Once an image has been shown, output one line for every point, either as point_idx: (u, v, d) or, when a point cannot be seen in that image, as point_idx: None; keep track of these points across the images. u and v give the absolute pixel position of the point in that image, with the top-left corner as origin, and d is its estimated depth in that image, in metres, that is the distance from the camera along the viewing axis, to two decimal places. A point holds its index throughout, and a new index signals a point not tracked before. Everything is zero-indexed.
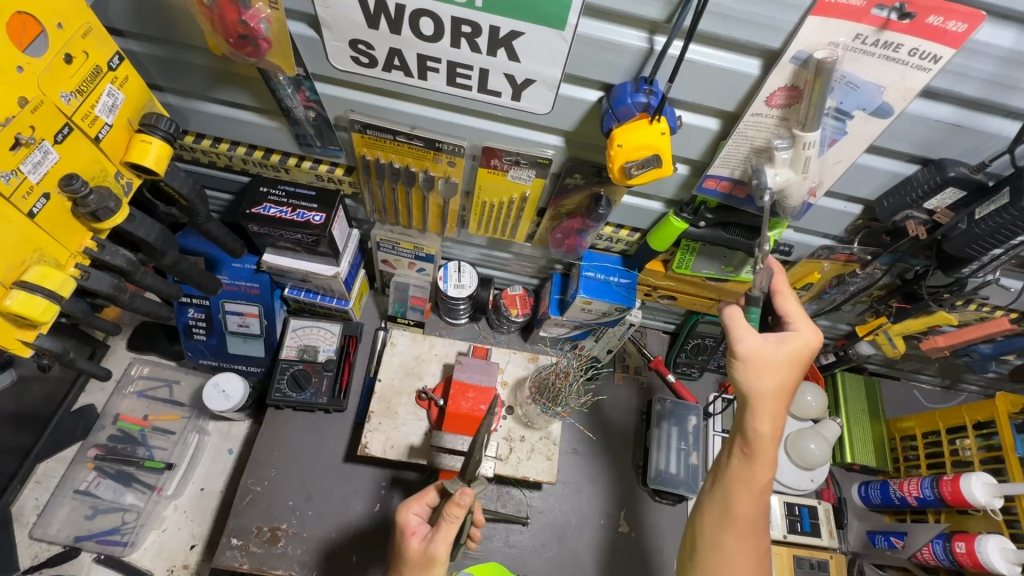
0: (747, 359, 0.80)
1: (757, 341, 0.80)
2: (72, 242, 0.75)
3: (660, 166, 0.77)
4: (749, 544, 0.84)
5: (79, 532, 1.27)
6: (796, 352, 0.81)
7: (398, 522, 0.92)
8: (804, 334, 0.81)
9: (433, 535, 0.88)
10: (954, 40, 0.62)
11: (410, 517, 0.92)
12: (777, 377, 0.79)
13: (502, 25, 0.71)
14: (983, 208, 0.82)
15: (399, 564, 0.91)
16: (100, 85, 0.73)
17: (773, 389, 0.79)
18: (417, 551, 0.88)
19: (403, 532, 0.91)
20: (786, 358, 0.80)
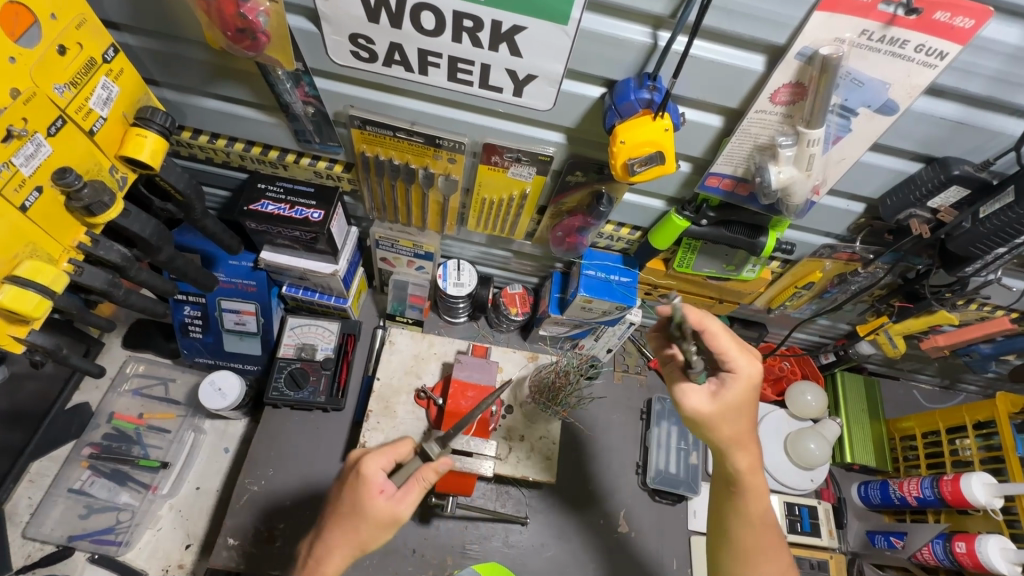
0: (704, 420, 0.81)
1: (700, 401, 0.81)
2: (66, 237, 0.74)
3: (663, 163, 0.77)
4: (770, 564, 0.86)
5: (73, 531, 1.26)
6: (745, 396, 0.80)
7: (365, 475, 0.87)
8: (745, 372, 0.80)
9: (403, 498, 0.86)
10: (961, 36, 0.62)
11: (378, 472, 0.87)
12: (731, 426, 0.81)
13: (504, 20, 0.70)
14: (988, 207, 0.81)
15: (351, 520, 0.86)
16: (94, 78, 0.71)
17: (732, 436, 0.81)
18: (382, 512, 0.85)
19: (369, 487, 0.86)
20: (739, 405, 0.81)
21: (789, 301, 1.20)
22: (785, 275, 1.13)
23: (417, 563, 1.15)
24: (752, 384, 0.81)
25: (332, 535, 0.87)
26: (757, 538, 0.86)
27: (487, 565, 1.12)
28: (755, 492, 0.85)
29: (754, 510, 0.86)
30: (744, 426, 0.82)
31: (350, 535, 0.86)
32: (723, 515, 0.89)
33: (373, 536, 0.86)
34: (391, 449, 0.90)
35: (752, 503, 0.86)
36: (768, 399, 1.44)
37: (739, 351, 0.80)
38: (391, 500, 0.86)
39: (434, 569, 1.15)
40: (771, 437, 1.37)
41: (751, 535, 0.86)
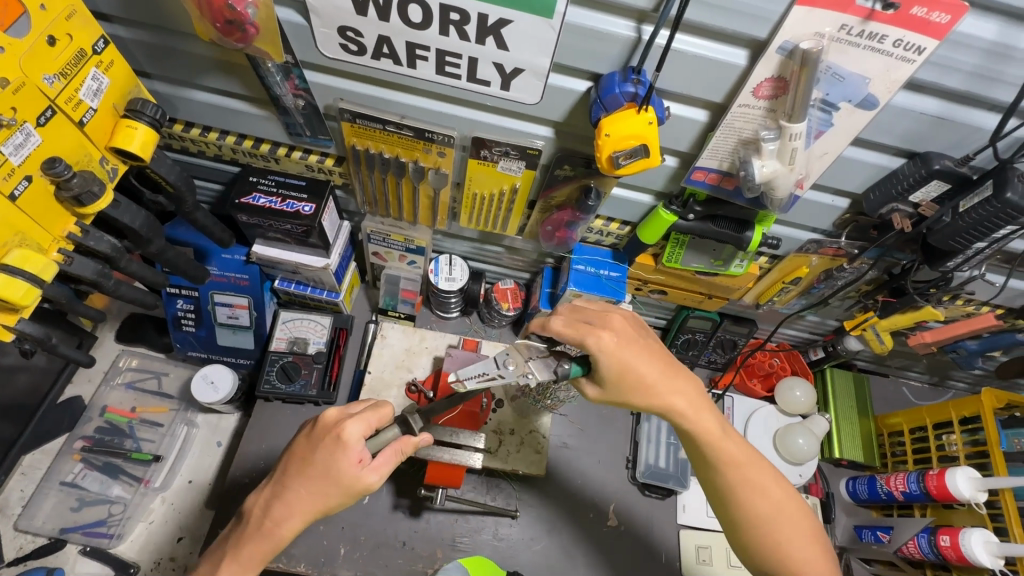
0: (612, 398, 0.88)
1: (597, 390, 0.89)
2: (56, 226, 0.74)
3: (647, 156, 0.78)
4: (763, 500, 0.86)
5: (65, 523, 1.26)
6: (617, 363, 0.85)
7: (347, 440, 0.85)
8: (595, 347, 0.85)
9: (378, 467, 0.87)
10: (938, 31, 0.63)
11: (359, 440, 0.86)
12: (640, 397, 0.87)
13: (490, 13, 0.71)
14: (968, 201, 0.82)
15: (321, 484, 0.85)
16: (84, 69, 0.72)
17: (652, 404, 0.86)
18: (355, 479, 0.85)
19: (348, 453, 0.85)
20: (623, 372, 0.85)
21: (777, 296, 1.21)
22: (772, 271, 1.15)
23: (407, 556, 1.16)
24: (621, 342, 0.85)
25: (294, 497, 0.85)
26: (741, 475, 0.86)
27: (477, 559, 1.13)
28: (707, 432, 0.87)
29: (722, 449, 0.86)
30: (646, 385, 0.86)
31: (316, 501, 0.85)
32: (702, 468, 0.89)
33: (336, 503, 0.86)
34: (375, 415, 0.90)
35: (716, 446, 0.87)
36: (757, 395, 1.46)
37: (579, 335, 0.85)
38: (368, 469, 0.86)
39: (423, 561, 1.16)
40: (760, 432, 1.39)
41: (737, 475, 0.86)
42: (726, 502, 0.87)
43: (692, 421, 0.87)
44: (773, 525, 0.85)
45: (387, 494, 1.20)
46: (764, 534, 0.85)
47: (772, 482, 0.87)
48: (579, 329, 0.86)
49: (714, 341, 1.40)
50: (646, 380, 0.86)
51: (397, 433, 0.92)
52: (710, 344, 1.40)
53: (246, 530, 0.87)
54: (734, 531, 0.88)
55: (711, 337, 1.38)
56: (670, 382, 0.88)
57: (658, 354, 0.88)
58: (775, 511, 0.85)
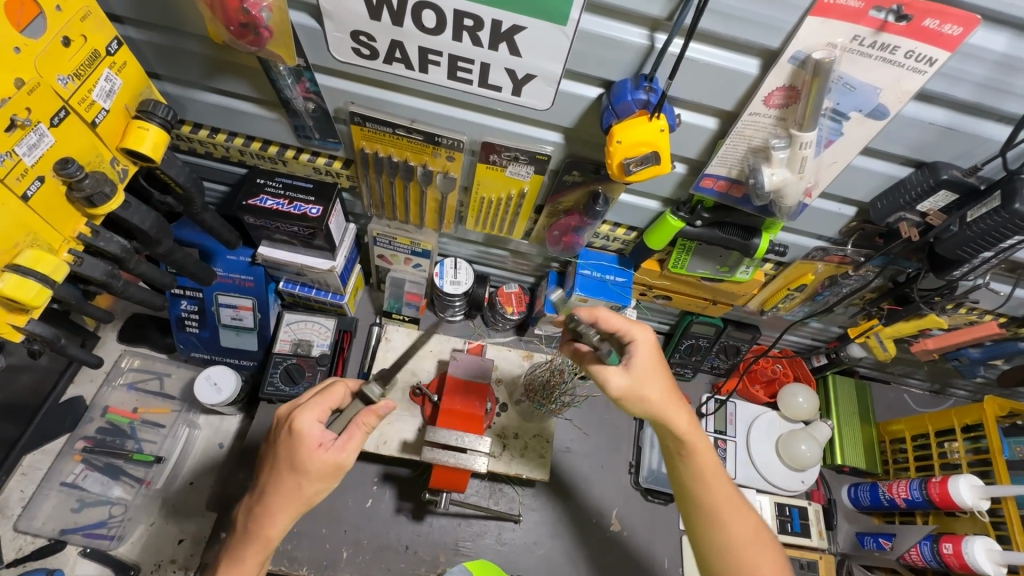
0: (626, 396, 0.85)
1: (622, 381, 0.86)
2: (66, 227, 0.74)
3: (658, 162, 0.78)
4: (742, 521, 0.84)
5: (66, 524, 1.26)
6: (652, 359, 0.88)
7: (300, 430, 0.85)
8: (643, 339, 0.89)
9: (345, 445, 0.86)
10: (949, 43, 0.63)
11: (315, 425, 0.86)
12: (655, 395, 0.85)
13: (504, 19, 0.72)
14: (975, 211, 0.83)
15: (291, 477, 0.85)
16: (97, 70, 0.72)
17: (660, 403, 0.85)
18: (324, 463, 0.85)
19: (307, 441, 0.85)
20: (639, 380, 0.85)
21: (782, 303, 1.21)
22: (778, 278, 1.15)
23: (410, 560, 1.16)
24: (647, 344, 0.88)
25: (272, 496, 0.85)
26: (723, 503, 0.85)
27: (478, 562, 1.09)
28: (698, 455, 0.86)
29: (710, 474, 0.85)
30: (659, 391, 0.85)
31: (294, 492, 0.85)
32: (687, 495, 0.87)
33: (316, 489, 0.86)
34: (323, 399, 0.89)
35: (705, 471, 0.86)
36: (760, 401, 1.46)
37: (627, 323, 0.91)
38: (334, 450, 0.85)
39: (426, 566, 1.15)
40: (763, 438, 1.39)
41: (718, 502, 0.85)
42: (708, 530, 0.85)
43: (689, 439, 0.86)
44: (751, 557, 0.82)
45: (390, 498, 1.20)
46: (743, 560, 0.83)
47: (750, 506, 0.86)
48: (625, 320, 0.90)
49: (718, 347, 1.40)
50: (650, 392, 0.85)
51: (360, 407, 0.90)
52: (714, 350, 1.41)
53: (237, 538, 0.88)
54: (708, 557, 0.85)
55: (715, 343, 1.38)
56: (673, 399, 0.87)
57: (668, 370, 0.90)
58: (754, 534, 0.84)
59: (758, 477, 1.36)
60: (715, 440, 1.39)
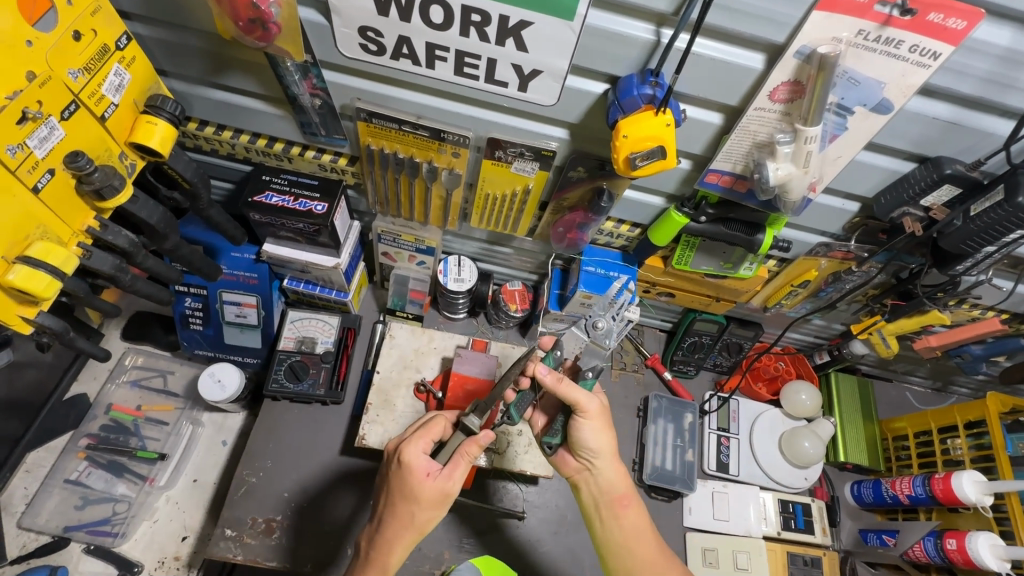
0: (594, 421, 0.93)
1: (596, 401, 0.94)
2: (75, 220, 0.75)
3: (664, 158, 0.78)
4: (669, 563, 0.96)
5: (69, 521, 1.26)
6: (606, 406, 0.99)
7: (408, 461, 0.88)
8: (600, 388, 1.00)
9: (451, 474, 0.89)
10: (953, 37, 0.64)
11: (421, 456, 0.89)
12: (608, 438, 0.96)
13: (511, 15, 0.72)
14: (978, 205, 0.83)
15: (405, 506, 0.88)
16: (107, 64, 0.73)
17: (608, 449, 0.96)
18: (433, 490, 0.88)
19: (415, 471, 0.87)
20: (599, 420, 0.94)
21: (785, 300, 1.22)
22: (780, 274, 1.16)
23: (415, 557, 1.14)
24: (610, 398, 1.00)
25: (388, 526, 0.89)
26: (657, 550, 0.97)
27: (485, 559, 1.10)
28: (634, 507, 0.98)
29: (643, 527, 0.97)
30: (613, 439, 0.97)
31: (408, 520, 0.89)
32: (622, 546, 0.96)
33: (428, 516, 0.89)
34: (426, 432, 0.91)
35: (637, 525, 0.97)
36: (763, 399, 1.46)
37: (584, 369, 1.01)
38: (441, 478, 0.88)
39: (430, 563, 1.14)
40: (766, 436, 1.40)
41: (651, 549, 0.96)
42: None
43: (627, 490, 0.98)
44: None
45: None
46: None
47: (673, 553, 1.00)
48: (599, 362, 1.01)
49: (721, 344, 1.41)
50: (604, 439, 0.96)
51: (462, 438, 0.92)
52: (716, 347, 1.41)
53: (358, 565, 0.92)
54: None
55: (718, 340, 1.39)
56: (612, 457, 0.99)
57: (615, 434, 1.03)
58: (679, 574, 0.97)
59: (762, 474, 1.37)
60: (719, 437, 1.39)
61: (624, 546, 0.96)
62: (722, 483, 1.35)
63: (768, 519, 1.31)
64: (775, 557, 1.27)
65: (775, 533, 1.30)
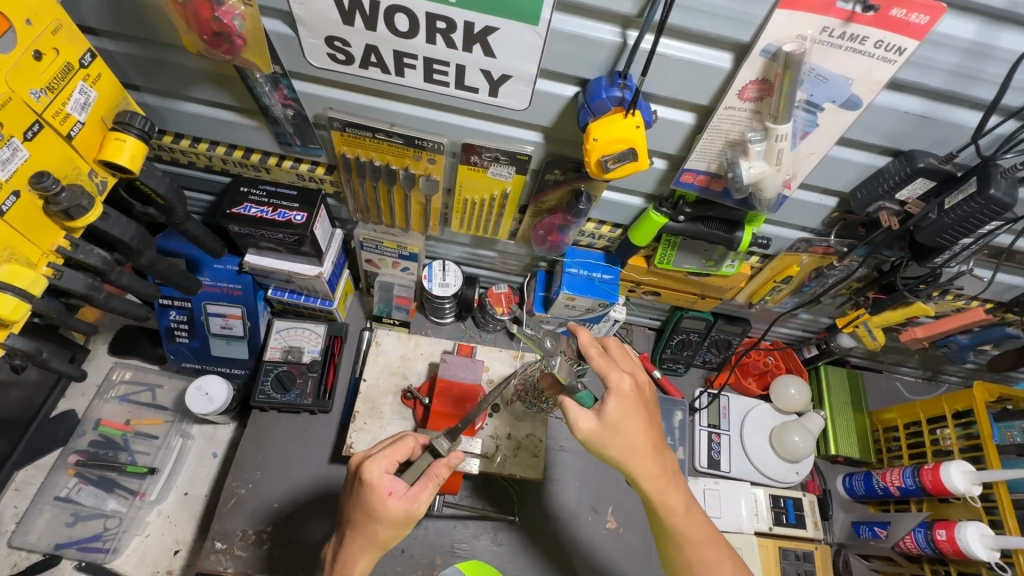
0: (595, 441, 0.85)
1: (591, 418, 0.84)
2: (44, 241, 0.75)
3: (636, 159, 0.78)
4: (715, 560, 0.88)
5: (60, 539, 1.25)
6: (624, 407, 0.85)
7: (370, 480, 0.85)
8: (616, 388, 0.85)
9: (416, 496, 0.86)
10: (917, 32, 0.64)
11: (383, 475, 0.86)
12: (624, 440, 0.84)
13: (476, 21, 0.72)
14: (953, 198, 0.84)
15: (368, 523, 0.86)
16: (71, 83, 0.72)
17: (624, 453, 0.84)
18: (396, 511, 0.85)
19: (377, 491, 0.85)
20: (607, 431, 0.84)
21: (769, 295, 1.22)
22: (764, 270, 1.16)
23: (406, 564, 1.13)
24: (634, 395, 0.86)
25: (351, 540, 0.88)
26: (699, 551, 0.88)
27: (472, 562, 1.13)
28: (672, 508, 0.87)
29: (683, 526, 0.88)
30: (631, 446, 0.85)
31: (372, 537, 0.86)
32: (668, 538, 0.90)
33: (390, 535, 0.87)
34: (391, 451, 0.89)
35: (678, 524, 0.88)
36: (753, 394, 1.46)
37: (605, 368, 0.86)
38: (404, 499, 0.85)
39: (422, 569, 1.13)
40: (756, 431, 1.40)
41: (693, 550, 0.88)
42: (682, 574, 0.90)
43: (656, 497, 0.87)
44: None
45: None
46: None
47: (725, 553, 0.89)
48: (605, 361, 0.87)
49: (709, 341, 1.41)
50: (615, 451, 0.84)
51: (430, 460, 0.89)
52: (705, 344, 1.41)
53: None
54: None
55: (706, 337, 1.39)
56: (640, 460, 0.85)
57: (656, 426, 0.88)
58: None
59: (753, 470, 1.37)
60: (710, 434, 1.40)
61: (668, 541, 0.90)
62: (714, 479, 1.34)
63: (761, 514, 1.31)
64: (767, 553, 1.27)
65: (767, 529, 1.30)
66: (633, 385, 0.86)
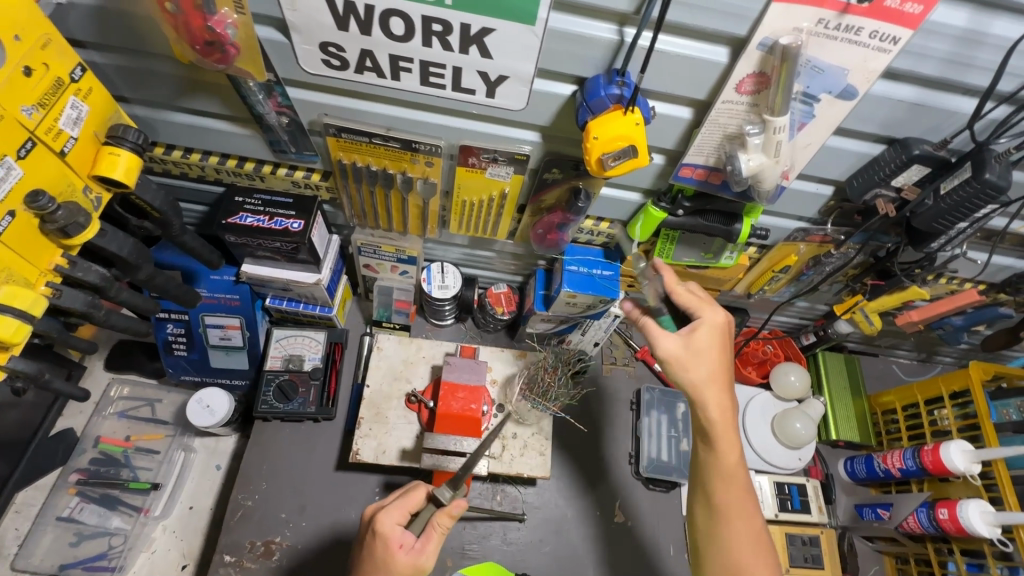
0: (675, 361, 0.86)
1: (675, 343, 0.86)
2: (42, 260, 0.73)
3: (636, 156, 0.78)
4: (745, 520, 0.85)
5: (65, 559, 1.23)
6: (716, 339, 0.86)
7: (382, 532, 0.86)
8: (711, 320, 0.87)
9: (423, 548, 0.86)
10: (911, 21, 0.64)
11: (395, 526, 0.86)
12: (706, 367, 0.85)
13: (472, 23, 0.71)
14: (947, 183, 0.85)
15: None
16: (62, 98, 0.71)
17: (703, 379, 0.85)
18: (404, 565, 0.84)
19: (387, 542, 0.85)
20: (688, 354, 0.86)
21: (768, 285, 1.23)
22: (762, 260, 1.16)
23: None
24: (723, 333, 0.87)
25: None
26: (739, 502, 0.85)
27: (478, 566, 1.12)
28: (728, 447, 0.85)
29: (732, 468, 0.85)
30: (707, 373, 0.85)
31: None
32: (713, 482, 0.86)
33: None
34: (404, 501, 0.90)
35: (728, 465, 0.85)
36: (753, 382, 1.47)
37: (701, 303, 0.88)
38: (413, 552, 0.85)
39: (434, 571, 1.14)
40: (757, 419, 1.41)
41: (734, 498, 0.85)
42: (710, 520, 0.87)
43: (718, 432, 0.85)
44: (742, 553, 0.83)
45: None
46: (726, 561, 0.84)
47: (757, 515, 0.85)
48: (700, 297, 0.90)
49: None
50: (694, 375, 0.85)
51: (434, 511, 0.89)
52: None
53: None
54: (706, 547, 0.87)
55: None
56: (712, 390, 0.85)
57: (727, 373, 0.87)
58: (755, 540, 0.84)
59: (756, 458, 1.38)
60: None
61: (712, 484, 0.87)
62: None
63: (765, 502, 1.32)
64: (774, 540, 1.28)
65: (773, 516, 1.30)
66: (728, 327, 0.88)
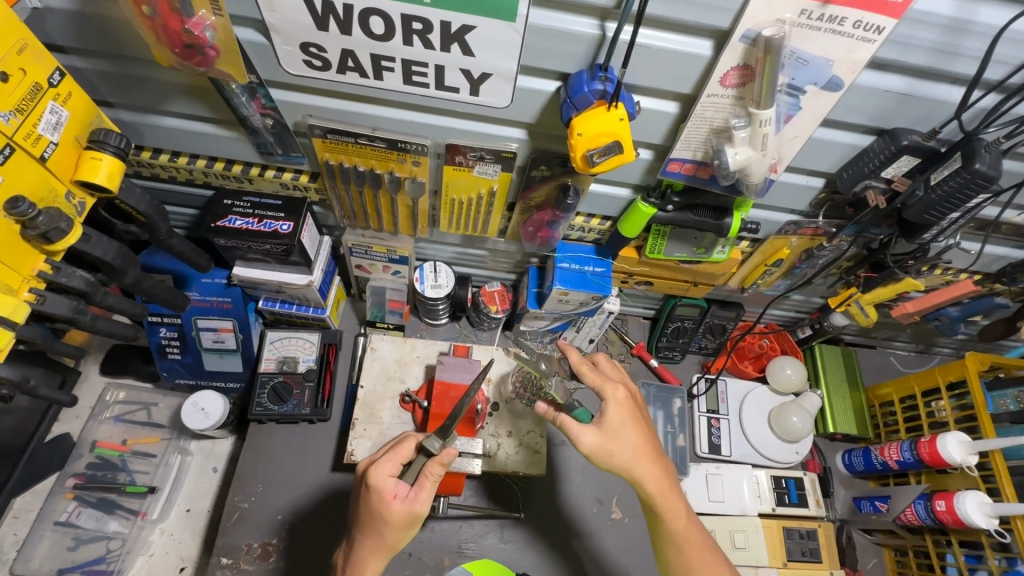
0: (599, 452, 0.89)
1: (593, 434, 0.89)
2: (24, 267, 0.74)
3: (621, 152, 0.77)
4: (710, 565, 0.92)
5: (63, 564, 1.23)
6: (626, 414, 0.91)
7: (375, 485, 0.87)
8: (615, 399, 0.91)
9: (417, 496, 0.87)
10: (896, 11, 0.64)
11: (387, 478, 0.87)
12: (629, 446, 0.89)
13: (452, 20, 0.71)
14: (937, 174, 0.84)
15: (374, 526, 0.87)
16: (41, 103, 0.70)
17: (630, 457, 0.89)
18: (399, 513, 0.86)
19: (381, 494, 0.86)
20: (610, 435, 0.89)
21: (761, 279, 1.23)
22: (755, 254, 1.16)
23: (415, 567, 1.13)
24: (629, 404, 0.92)
25: (362, 542, 0.89)
26: (695, 553, 0.92)
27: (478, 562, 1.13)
28: (672, 512, 0.91)
29: (682, 522, 0.92)
30: (631, 454, 0.89)
31: (379, 542, 0.88)
32: (671, 542, 0.92)
33: (398, 536, 0.88)
34: (394, 454, 0.90)
35: (675, 526, 0.91)
36: (750, 377, 1.47)
37: (601, 382, 0.93)
38: (407, 500, 0.86)
39: (431, 570, 1.14)
40: (754, 414, 1.40)
41: (690, 551, 0.92)
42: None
43: (661, 501, 0.91)
44: None
45: None
46: None
47: (719, 558, 0.93)
48: (598, 378, 0.93)
49: (704, 327, 1.41)
50: (620, 459, 0.89)
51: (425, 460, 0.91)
52: (700, 330, 1.42)
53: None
54: None
55: (701, 323, 1.40)
56: (643, 463, 0.90)
57: (652, 440, 0.93)
58: None
59: (753, 452, 1.38)
60: (709, 420, 1.40)
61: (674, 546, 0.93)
62: (715, 464, 1.35)
63: (763, 496, 1.32)
64: (771, 534, 1.28)
65: (770, 510, 1.31)
66: (628, 399, 0.93)
